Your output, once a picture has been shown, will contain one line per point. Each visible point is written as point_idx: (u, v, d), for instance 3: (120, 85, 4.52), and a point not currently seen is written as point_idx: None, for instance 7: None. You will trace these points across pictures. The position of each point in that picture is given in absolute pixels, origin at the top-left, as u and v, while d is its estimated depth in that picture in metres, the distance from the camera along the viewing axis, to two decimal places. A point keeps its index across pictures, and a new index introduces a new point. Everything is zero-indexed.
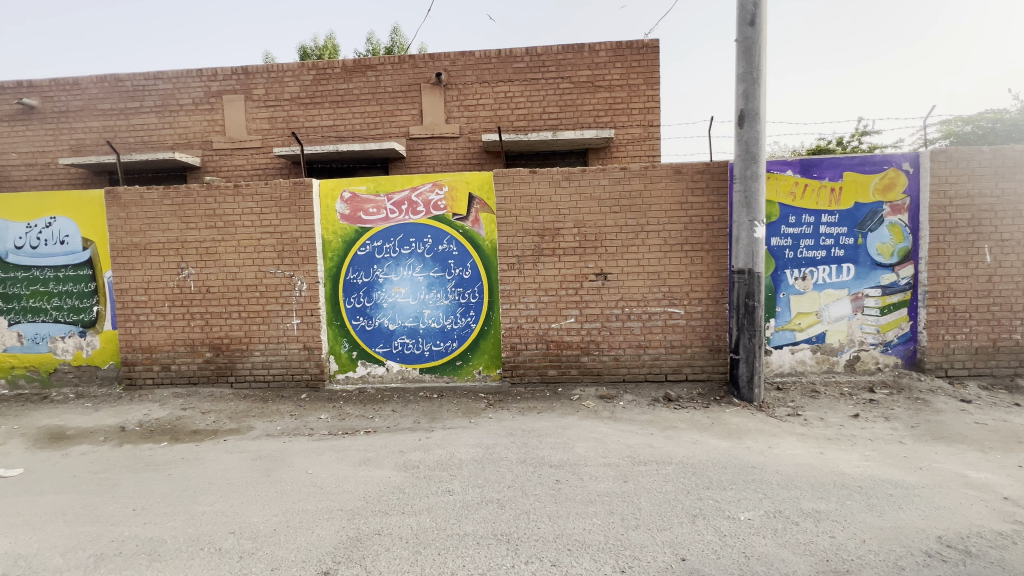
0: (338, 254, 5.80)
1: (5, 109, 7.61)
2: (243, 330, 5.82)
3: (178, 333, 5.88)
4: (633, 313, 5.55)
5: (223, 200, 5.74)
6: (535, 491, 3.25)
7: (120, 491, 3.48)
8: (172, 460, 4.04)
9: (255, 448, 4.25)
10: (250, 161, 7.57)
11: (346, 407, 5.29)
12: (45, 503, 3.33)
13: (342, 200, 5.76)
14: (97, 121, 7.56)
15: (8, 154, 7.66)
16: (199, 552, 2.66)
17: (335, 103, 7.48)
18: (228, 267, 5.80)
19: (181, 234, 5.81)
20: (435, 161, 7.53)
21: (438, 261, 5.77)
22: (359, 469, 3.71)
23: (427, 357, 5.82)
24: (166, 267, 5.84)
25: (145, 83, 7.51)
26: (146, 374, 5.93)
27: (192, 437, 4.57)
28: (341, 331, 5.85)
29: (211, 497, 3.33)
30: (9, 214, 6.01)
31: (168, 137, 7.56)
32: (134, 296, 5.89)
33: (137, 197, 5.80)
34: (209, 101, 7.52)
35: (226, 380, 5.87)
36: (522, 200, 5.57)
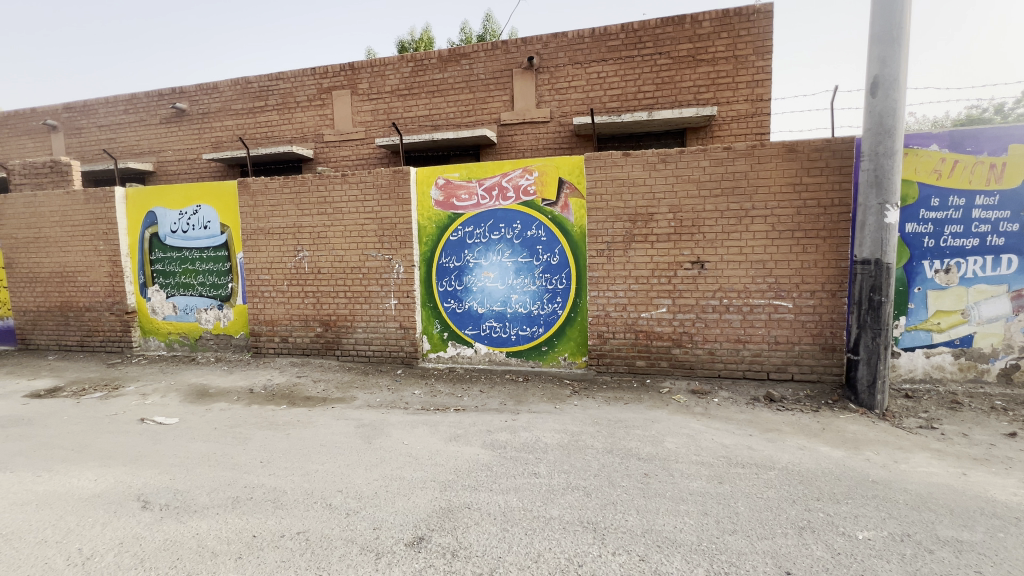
0: (432, 239, 6.07)
1: (163, 113, 8.92)
2: (348, 308, 6.34)
3: (294, 308, 6.57)
4: (733, 305, 5.16)
5: (333, 188, 6.24)
6: (622, 483, 3.18)
7: (249, 445, 3.99)
8: (289, 422, 4.55)
9: (358, 416, 4.64)
10: (355, 152, 8.14)
11: (438, 384, 5.57)
12: (195, 449, 3.92)
13: (436, 187, 6.00)
14: (231, 120, 8.59)
15: (164, 152, 8.98)
16: (314, 505, 2.97)
17: (431, 92, 7.76)
18: (336, 250, 6.33)
19: (297, 220, 6.44)
20: (526, 147, 7.54)
21: (526, 247, 5.79)
22: (449, 444, 3.90)
23: (513, 341, 5.92)
24: (285, 249, 6.53)
25: (269, 84, 8.36)
26: (268, 344, 6.73)
27: (306, 402, 5.11)
28: (433, 312, 6.15)
29: (322, 457, 3.70)
30: (167, 203, 7.05)
31: (287, 132, 8.37)
32: (260, 275, 6.67)
33: (263, 187, 6.51)
34: (320, 97, 8.19)
35: (334, 353, 6.46)
36: (614, 184, 5.39)
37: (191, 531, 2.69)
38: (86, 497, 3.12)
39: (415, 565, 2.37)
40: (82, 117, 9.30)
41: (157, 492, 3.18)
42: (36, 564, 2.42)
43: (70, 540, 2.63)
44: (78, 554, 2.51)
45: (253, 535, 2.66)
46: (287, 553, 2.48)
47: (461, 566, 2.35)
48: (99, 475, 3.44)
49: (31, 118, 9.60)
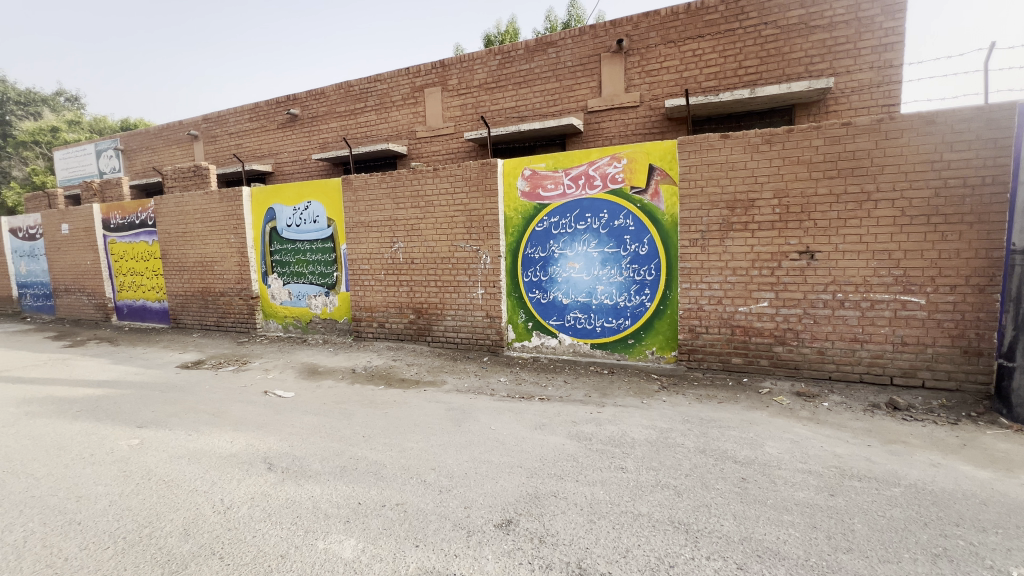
0: (518, 230, 6.15)
1: (280, 119, 9.92)
2: (438, 297, 6.65)
3: (390, 296, 7.03)
4: (850, 299, 4.62)
5: (425, 182, 6.55)
6: (716, 486, 3.01)
7: (353, 420, 4.37)
8: (386, 401, 4.90)
9: (448, 400, 4.87)
10: (445, 147, 8.46)
11: (522, 373, 5.67)
12: (309, 421, 4.37)
13: (523, 177, 6.05)
14: (336, 122, 9.33)
15: (281, 154, 10.01)
16: (410, 480, 3.18)
17: (518, 84, 7.80)
18: (428, 241, 6.65)
19: (393, 213, 6.86)
20: (613, 134, 7.32)
21: (613, 237, 5.65)
22: (535, 432, 3.95)
23: (598, 333, 5.83)
24: (383, 241, 6.99)
25: (368, 86, 8.95)
26: (368, 329, 7.28)
27: (401, 384, 5.47)
28: (519, 302, 6.24)
29: (416, 436, 3.95)
30: (283, 200, 7.87)
31: (384, 130, 8.92)
32: (361, 265, 7.22)
33: (363, 183, 7.01)
34: (414, 96, 8.60)
35: (425, 339, 6.84)
36: (711, 168, 5.05)
37: (308, 494, 3.02)
38: (225, 456, 3.62)
39: (503, 546, 2.44)
40: (217, 126, 10.65)
41: (278, 456, 3.61)
42: (190, 508, 2.87)
43: (214, 491, 3.08)
44: (220, 503, 2.93)
45: (359, 502, 2.91)
46: (388, 522, 2.68)
47: (548, 552, 2.39)
48: (234, 438, 3.97)
49: (178, 129, 11.19)
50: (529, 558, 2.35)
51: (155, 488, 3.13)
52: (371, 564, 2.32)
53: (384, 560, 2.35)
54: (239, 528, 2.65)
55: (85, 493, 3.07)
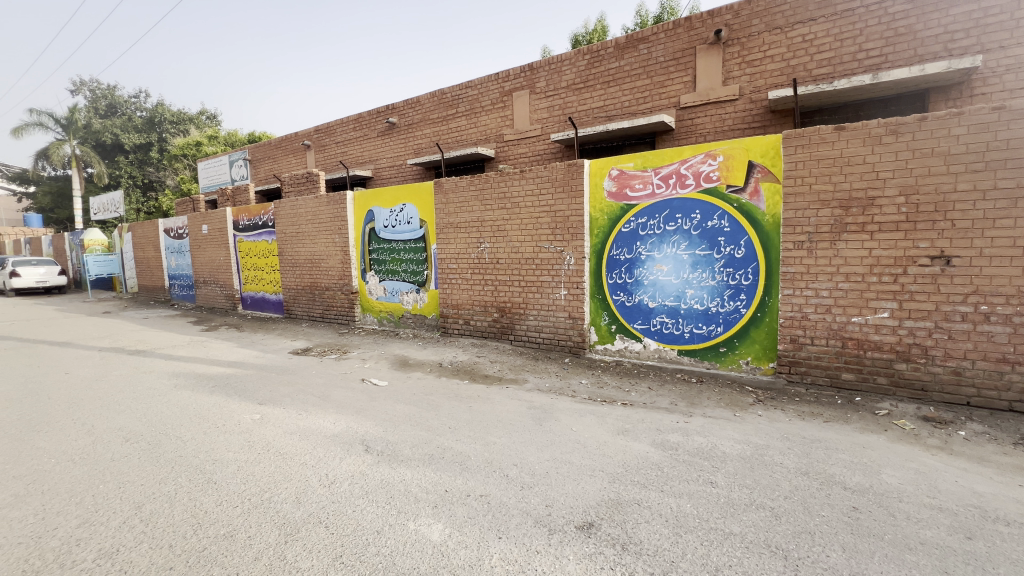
0: (604, 231, 6.05)
1: (380, 128, 10.69)
2: (521, 297, 6.77)
3: (476, 294, 7.28)
4: (998, 313, 3.96)
5: (512, 184, 6.70)
6: (822, 512, 2.74)
7: (439, 411, 4.59)
8: (471, 395, 5.09)
9: (530, 398, 4.94)
10: (532, 148, 8.56)
11: (604, 376, 5.58)
12: (400, 409, 4.67)
13: (610, 178, 5.95)
14: (430, 129, 9.85)
15: (380, 160, 10.78)
16: (493, 473, 3.27)
17: (607, 83, 7.69)
18: (512, 242, 6.80)
19: (481, 214, 7.10)
20: (709, 130, 6.93)
21: (706, 238, 5.35)
22: (617, 437, 3.88)
23: (686, 339, 5.57)
24: (470, 242, 7.26)
25: (460, 93, 9.34)
26: (454, 325, 7.61)
27: (485, 379, 5.66)
28: (602, 304, 6.14)
29: (499, 431, 4.06)
30: (381, 202, 8.48)
31: (473, 135, 9.26)
32: (449, 264, 7.56)
33: (453, 186, 7.34)
34: (503, 100, 8.82)
35: (508, 337, 7.00)
36: (822, 164, 4.60)
37: (400, 477, 3.24)
38: (329, 435, 4.00)
39: (585, 548, 2.44)
40: (326, 136, 11.74)
41: (374, 439, 3.91)
42: (301, 479, 3.22)
43: (320, 466, 3.41)
44: (325, 477, 3.24)
45: (445, 490, 3.06)
46: (473, 511, 2.79)
47: (631, 560, 2.34)
48: (336, 420, 4.37)
49: (294, 140, 12.49)
50: (611, 563, 2.32)
51: (273, 458, 3.54)
52: (458, 550, 2.44)
53: (469, 547, 2.45)
54: (341, 502, 2.92)
55: (219, 457, 3.56)
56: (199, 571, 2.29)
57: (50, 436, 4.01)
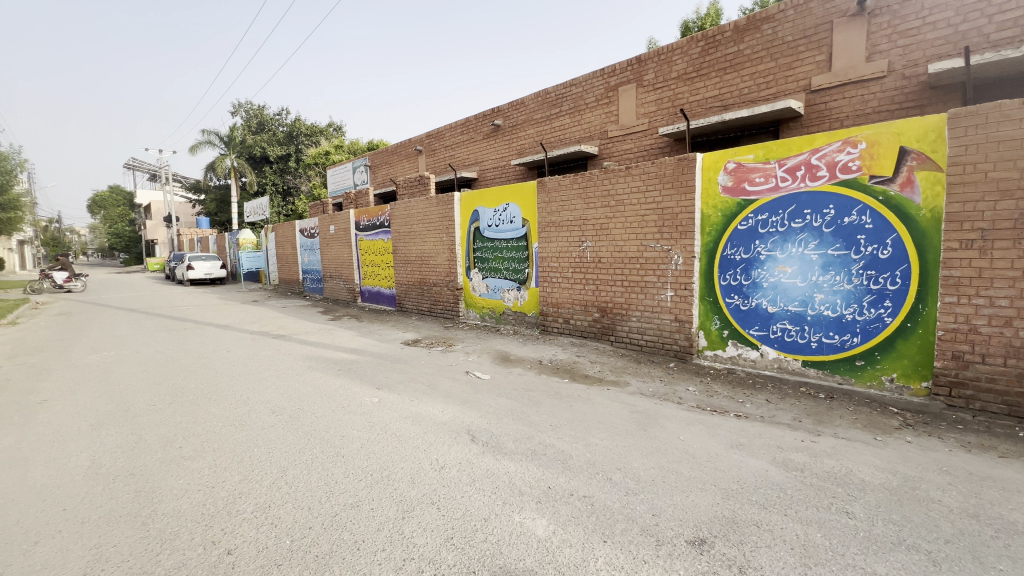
0: (717, 229, 5.65)
1: (485, 130, 11.08)
2: (624, 297, 6.59)
3: (576, 294, 7.24)
4: None
5: (617, 181, 6.56)
6: (999, 566, 2.28)
7: (540, 408, 4.65)
8: (572, 395, 5.07)
9: (632, 402, 4.79)
10: (637, 144, 8.28)
11: (715, 384, 5.21)
12: (502, 403, 4.81)
13: (725, 171, 5.53)
14: (533, 129, 10.00)
15: (485, 161, 11.18)
16: (595, 475, 3.23)
17: (722, 69, 7.16)
18: (616, 241, 6.65)
19: (584, 213, 7.04)
20: (846, 114, 6.14)
21: (842, 236, 4.74)
22: (730, 451, 3.60)
23: (813, 349, 4.99)
24: (572, 240, 7.24)
25: (564, 91, 9.34)
26: (554, 323, 7.65)
27: (585, 379, 5.60)
28: (713, 307, 5.74)
29: (601, 433, 3.99)
30: (486, 202, 8.79)
31: (577, 133, 9.20)
32: (550, 262, 7.61)
33: (557, 184, 7.37)
34: (608, 95, 8.64)
35: (609, 338, 6.86)
36: (1003, 147, 3.83)
37: (505, 469, 3.34)
38: (439, 422, 4.26)
39: (696, 565, 2.30)
40: (436, 141, 12.47)
41: (479, 430, 4.08)
42: (415, 461, 3.46)
43: (431, 451, 3.64)
44: (436, 462, 3.45)
45: (548, 486, 3.09)
46: (576, 511, 2.78)
47: None
48: (444, 408, 4.63)
49: (408, 146, 13.45)
50: None
51: (390, 439, 3.86)
52: (562, 548, 2.44)
53: (574, 547, 2.45)
54: (450, 486, 3.08)
55: (346, 434, 3.97)
56: (332, 534, 2.56)
57: (217, 403, 4.78)
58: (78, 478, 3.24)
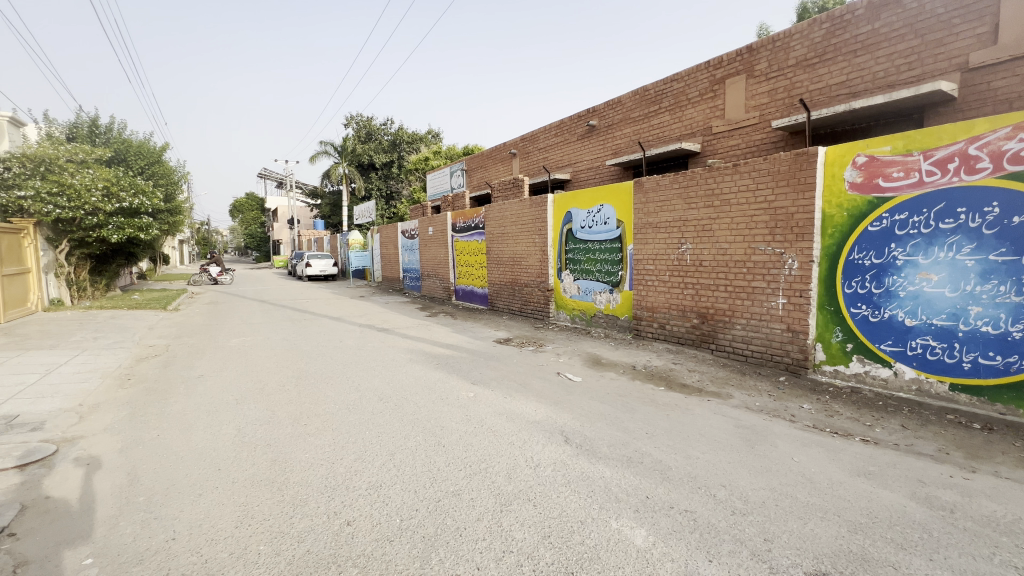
0: (841, 230, 5.06)
1: (579, 131, 11.03)
2: (727, 303, 6.18)
3: (673, 298, 6.93)
4: None
5: (723, 179, 6.18)
6: None
7: (635, 414, 4.52)
8: (668, 403, 4.85)
9: (737, 416, 4.46)
10: (746, 139, 7.71)
11: (835, 403, 4.68)
12: (594, 406, 4.76)
13: (853, 166, 4.95)
14: (630, 128, 9.75)
15: (579, 162, 11.13)
16: (698, 490, 3.06)
17: (852, 52, 6.42)
18: (720, 243, 6.26)
19: (684, 213, 6.72)
20: (1018, 93, 5.09)
21: (1008, 239, 4.02)
22: (857, 479, 3.21)
23: (965, 371, 4.27)
24: (670, 242, 6.95)
25: (664, 87, 8.98)
26: (648, 328, 7.39)
27: (683, 388, 5.33)
28: (834, 317, 5.16)
29: (703, 446, 3.77)
30: (579, 204, 8.74)
31: (677, 130, 8.81)
32: (645, 265, 7.36)
33: (655, 184, 7.13)
34: (713, 89, 8.16)
35: (709, 347, 6.47)
36: None
37: (600, 473, 3.30)
38: (532, 421, 4.33)
39: None
40: (530, 144, 12.66)
41: (572, 432, 4.07)
42: (512, 456, 3.55)
43: (527, 448, 3.71)
44: (531, 460, 3.51)
45: (647, 496, 3.00)
46: (678, 525, 2.67)
47: None
48: (537, 407, 4.70)
49: (502, 149, 13.81)
50: None
51: (486, 434, 4.00)
52: (663, 561, 2.36)
53: (676, 562, 2.35)
54: (546, 485, 3.12)
55: (446, 425, 4.19)
56: (437, 518, 2.72)
57: (334, 388, 5.30)
58: (228, 443, 3.80)
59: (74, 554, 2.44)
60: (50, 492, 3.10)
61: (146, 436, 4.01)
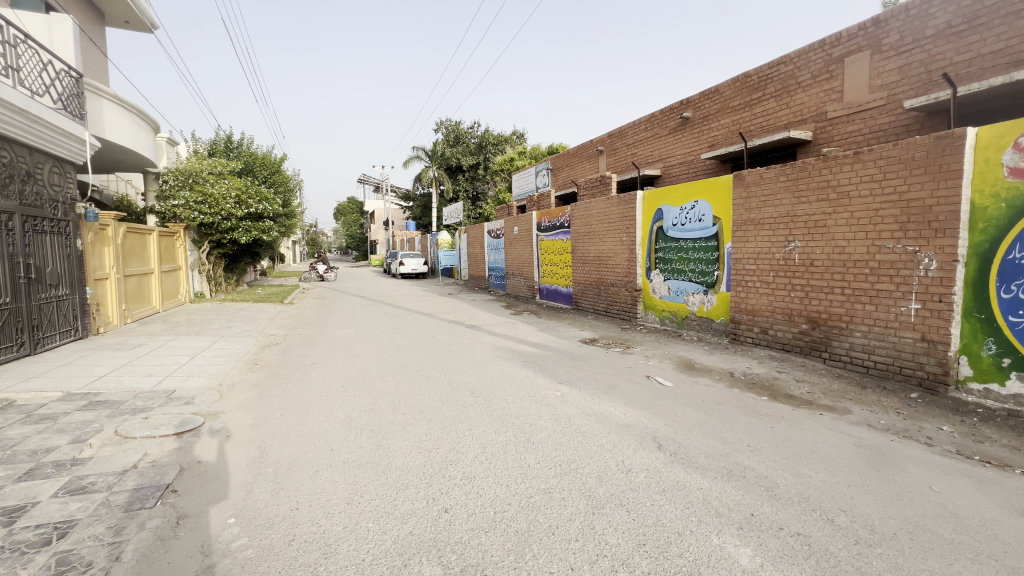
0: (997, 224, 4.30)
1: (672, 124, 10.54)
2: (844, 308, 5.55)
3: (778, 301, 6.37)
4: None
5: (841, 169, 5.56)
6: None
7: (735, 425, 4.22)
8: (773, 415, 4.47)
9: (857, 434, 3.99)
10: (869, 123, 6.86)
11: (985, 427, 4.00)
12: (688, 413, 4.53)
13: (1014, 148, 4.18)
14: (729, 118, 9.12)
15: (670, 157, 10.64)
16: (812, 513, 2.78)
17: (1013, 14, 5.43)
18: (836, 241, 5.65)
19: (792, 208, 6.16)
20: None
21: None
22: (1020, 520, 2.71)
23: None
24: (775, 240, 6.40)
25: (769, 71, 8.28)
26: (748, 333, 6.88)
27: (789, 399, 4.88)
28: (985, 327, 4.37)
29: (816, 465, 3.42)
30: (671, 200, 8.35)
31: (784, 117, 8.08)
32: (746, 264, 6.84)
33: (758, 177, 6.61)
34: (829, 69, 7.36)
35: (820, 355, 5.86)
36: None
37: (697, 484, 3.13)
38: (622, 424, 4.23)
39: None
40: (618, 140, 12.34)
41: (665, 438, 3.90)
42: (602, 459, 3.50)
43: (617, 452, 3.63)
44: (623, 464, 3.43)
45: (752, 513, 2.78)
46: (789, 548, 2.44)
47: None
48: (627, 410, 4.57)
49: (589, 147, 13.63)
50: None
51: (575, 434, 3.98)
52: None
53: None
54: (639, 491, 3.02)
55: (534, 423, 4.24)
56: (530, 514, 2.76)
57: (428, 380, 5.60)
58: (339, 426, 4.17)
59: (220, 512, 2.82)
60: (200, 456, 3.62)
61: (272, 415, 4.53)
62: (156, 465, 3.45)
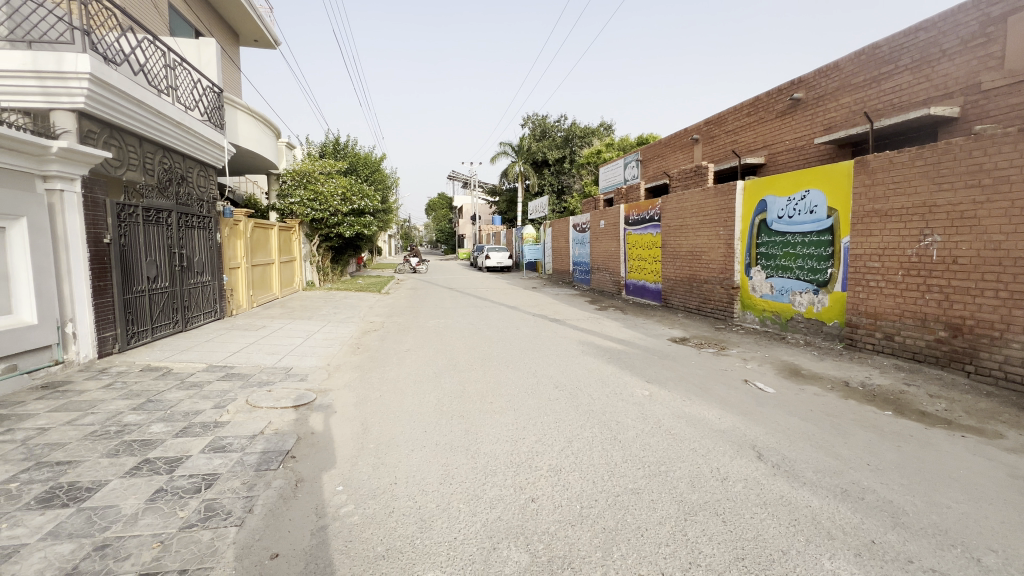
0: None
1: (780, 107, 9.64)
2: (997, 314, 4.72)
3: (908, 304, 5.57)
4: None
5: (999, 150, 4.72)
6: None
7: (851, 440, 3.79)
8: (899, 432, 3.94)
9: (1012, 462, 3.38)
10: None
11: None
12: (794, 422, 4.14)
13: None
14: (851, 96, 8.13)
15: (778, 143, 9.75)
16: (951, 548, 2.42)
17: None
18: (989, 235, 4.81)
19: (930, 197, 5.34)
20: None
21: None
22: None
23: None
24: (906, 234, 5.61)
25: (905, 40, 7.24)
26: (868, 339, 6.11)
27: (920, 416, 4.27)
28: None
29: (956, 494, 2.96)
30: (778, 191, 7.64)
31: (923, 92, 7.02)
32: (868, 261, 6.07)
33: (886, 163, 5.82)
34: (985, 32, 6.25)
35: (962, 368, 5.04)
36: None
37: (805, 501, 2.86)
38: (716, 429, 3.98)
39: None
40: (716, 127, 11.56)
41: (767, 448, 3.61)
42: (694, 464, 3.33)
43: (711, 458, 3.43)
44: (717, 471, 3.24)
45: (873, 540, 2.48)
46: None
47: None
48: (722, 415, 4.30)
49: (683, 136, 12.93)
50: None
51: (665, 435, 3.83)
52: None
53: None
54: (736, 502, 2.83)
55: (621, 421, 4.14)
56: (617, 512, 2.71)
57: (513, 372, 5.71)
58: (431, 410, 4.41)
59: (330, 479, 3.12)
60: (313, 428, 4.03)
61: (372, 395, 4.91)
62: (278, 433, 3.90)
